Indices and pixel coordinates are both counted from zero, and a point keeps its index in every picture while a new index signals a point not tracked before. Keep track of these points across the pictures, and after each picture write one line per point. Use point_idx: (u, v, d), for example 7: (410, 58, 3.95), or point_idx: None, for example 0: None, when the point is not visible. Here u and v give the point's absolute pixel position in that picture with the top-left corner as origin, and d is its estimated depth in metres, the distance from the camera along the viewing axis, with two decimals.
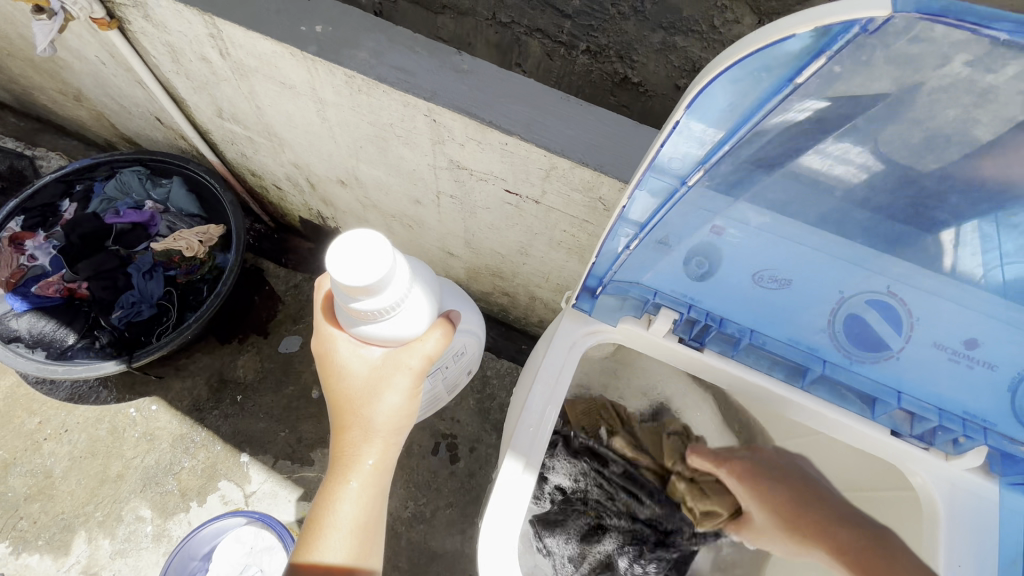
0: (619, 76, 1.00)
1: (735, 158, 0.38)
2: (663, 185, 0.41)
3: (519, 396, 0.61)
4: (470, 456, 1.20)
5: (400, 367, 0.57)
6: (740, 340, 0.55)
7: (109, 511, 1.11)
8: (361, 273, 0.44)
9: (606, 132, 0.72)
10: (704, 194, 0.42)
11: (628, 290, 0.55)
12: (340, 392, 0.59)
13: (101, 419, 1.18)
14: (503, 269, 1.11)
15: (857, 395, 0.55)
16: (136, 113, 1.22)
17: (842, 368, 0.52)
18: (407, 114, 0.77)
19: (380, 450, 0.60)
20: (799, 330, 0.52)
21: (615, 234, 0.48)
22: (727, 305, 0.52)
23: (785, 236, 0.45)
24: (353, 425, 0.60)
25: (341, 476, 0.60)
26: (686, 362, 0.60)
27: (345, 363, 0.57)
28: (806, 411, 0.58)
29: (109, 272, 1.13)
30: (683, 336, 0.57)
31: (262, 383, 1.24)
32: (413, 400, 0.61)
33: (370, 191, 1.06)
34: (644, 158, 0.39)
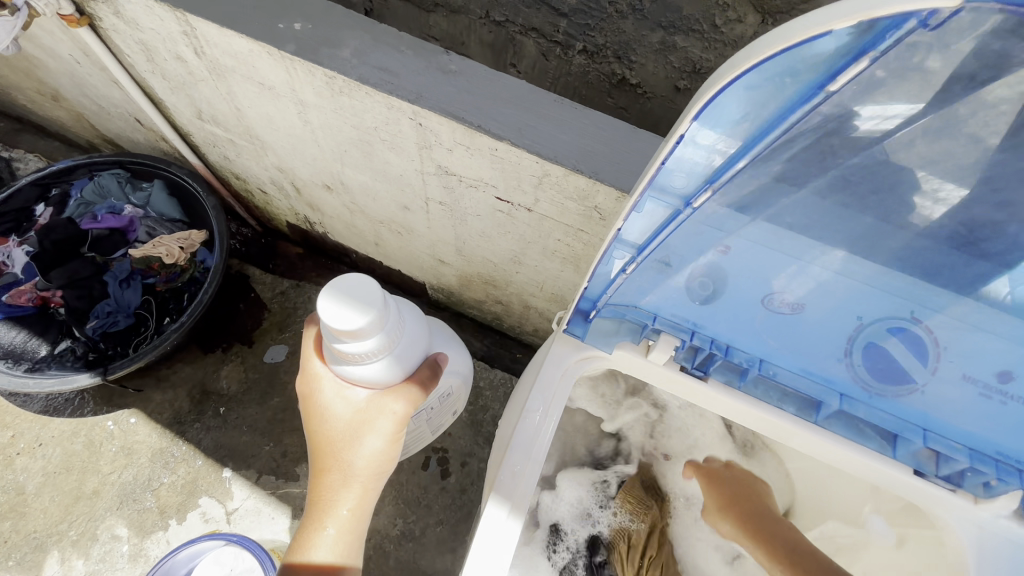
0: (617, 77, 0.97)
1: (749, 176, 0.35)
2: (664, 206, 0.37)
3: (508, 428, 0.57)
4: (462, 471, 1.15)
5: (384, 411, 0.53)
6: (748, 370, 0.50)
7: (84, 530, 1.06)
8: (347, 315, 0.42)
9: (603, 138, 0.68)
10: (709, 213, 0.38)
11: (624, 313, 0.51)
12: (322, 432, 0.55)
13: (77, 432, 1.13)
14: (496, 278, 1.06)
15: (876, 430, 0.50)
16: (115, 114, 1.17)
17: (861, 402, 0.48)
18: (392, 118, 0.73)
19: (359, 495, 0.56)
20: (812, 361, 0.47)
21: (610, 256, 0.43)
22: (733, 332, 0.48)
23: (798, 258, 0.40)
24: (332, 468, 0.55)
25: (317, 521, 0.55)
26: (690, 391, 0.56)
27: (329, 403, 0.53)
28: (818, 442, 0.54)
29: (84, 280, 1.08)
30: (685, 364, 0.53)
31: (246, 395, 1.19)
32: (395, 444, 0.57)
33: (357, 197, 1.01)
34: (644, 175, 0.34)
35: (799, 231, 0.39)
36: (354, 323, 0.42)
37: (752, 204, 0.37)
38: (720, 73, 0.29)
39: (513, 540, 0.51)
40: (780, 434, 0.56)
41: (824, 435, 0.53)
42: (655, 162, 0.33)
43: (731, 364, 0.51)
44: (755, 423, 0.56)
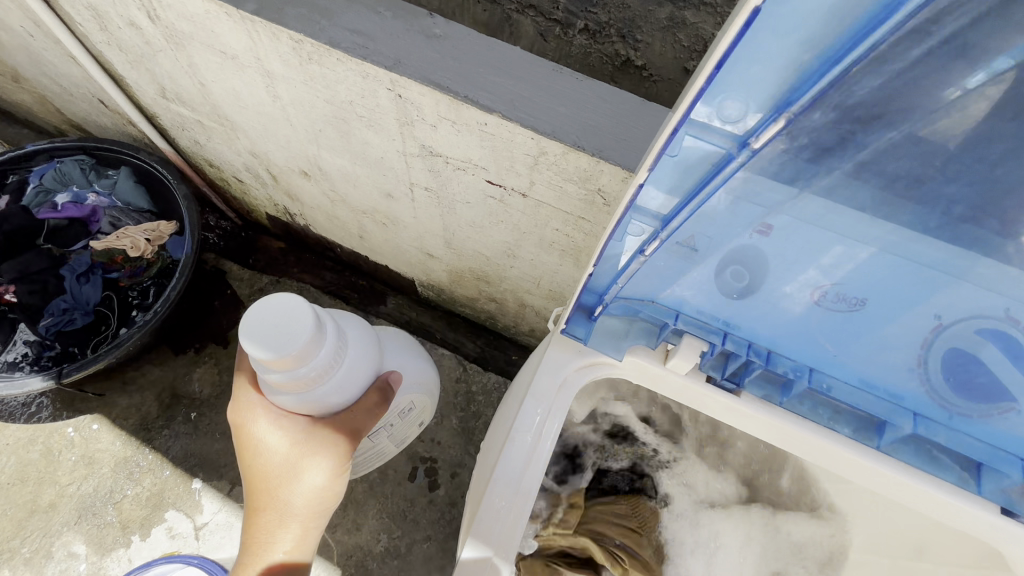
0: (621, 58, 0.87)
1: (830, 108, 0.26)
2: (709, 149, 0.28)
3: (493, 451, 0.48)
4: (452, 482, 1.07)
5: (323, 445, 0.45)
6: (794, 382, 0.43)
7: (38, 547, 0.98)
8: (268, 332, 0.36)
9: (608, 111, 0.59)
10: (763, 169, 0.29)
11: (638, 310, 0.42)
12: (255, 465, 0.47)
13: (34, 440, 1.05)
14: (489, 274, 0.98)
15: (955, 458, 0.43)
16: (77, 95, 1.08)
17: (940, 426, 0.40)
18: (367, 89, 0.64)
19: (298, 535, 0.48)
20: (877, 372, 0.39)
21: (623, 232, 0.35)
22: (777, 333, 0.40)
23: (872, 241, 0.31)
24: (266, 507, 0.47)
25: (247, 567, 0.47)
26: (715, 409, 0.47)
27: (260, 434, 0.45)
28: (876, 477, 0.45)
29: (38, 274, 0.98)
30: (713, 375, 0.46)
31: (220, 399, 1.10)
32: (342, 479, 0.48)
33: (337, 184, 0.92)
34: (688, 92, 0.25)
35: (878, 206, 0.30)
36: (268, 345, 0.35)
37: (807, 173, 0.29)
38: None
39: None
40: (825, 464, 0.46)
41: (896, 469, 0.43)
42: (712, 58, 0.23)
43: (771, 374, 0.44)
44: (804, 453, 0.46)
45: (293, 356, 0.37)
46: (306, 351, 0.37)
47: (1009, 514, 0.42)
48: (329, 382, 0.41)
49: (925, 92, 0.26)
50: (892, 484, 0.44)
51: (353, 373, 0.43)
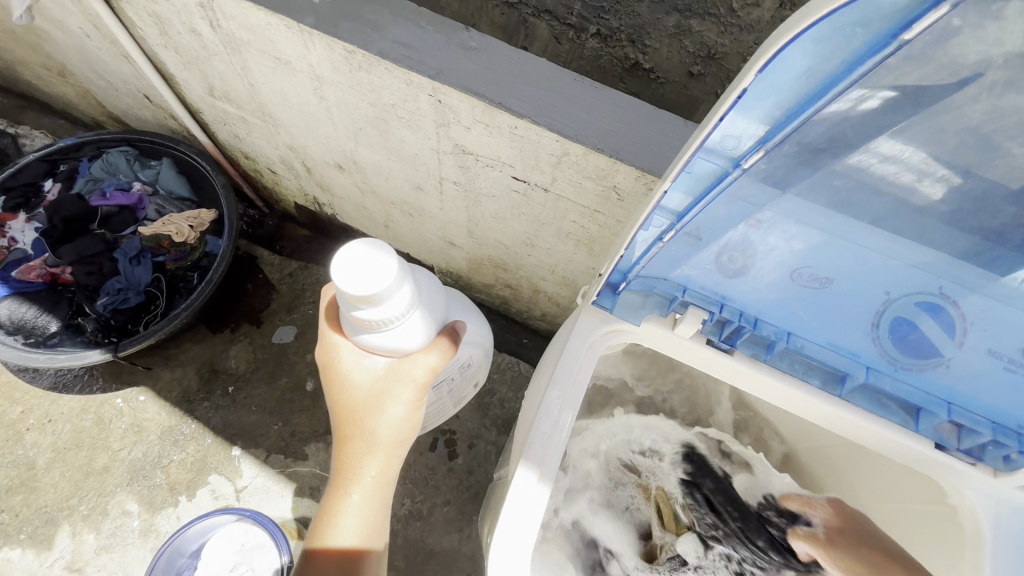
0: (630, 61, 0.95)
1: (799, 140, 0.34)
2: (712, 167, 0.36)
3: (534, 399, 0.58)
4: (469, 452, 1.16)
5: (403, 378, 0.54)
6: (775, 343, 0.51)
7: (94, 505, 1.07)
8: (356, 276, 0.41)
9: (623, 117, 0.68)
10: (749, 181, 0.37)
11: (653, 286, 0.51)
12: (343, 401, 0.56)
13: (86, 409, 1.14)
14: (507, 262, 1.07)
15: (900, 404, 0.52)
16: (123, 90, 1.16)
17: (887, 375, 0.49)
18: (410, 94, 0.73)
19: (383, 462, 0.57)
20: (841, 334, 0.48)
21: (646, 225, 0.43)
22: (763, 304, 0.48)
23: (835, 232, 0.41)
24: (354, 436, 0.56)
25: (341, 490, 0.57)
26: (713, 365, 0.57)
27: (348, 374, 0.54)
28: (838, 418, 0.55)
29: (94, 257, 1.08)
30: (712, 337, 0.54)
31: (255, 374, 1.19)
32: (417, 413, 0.57)
33: (369, 177, 1.01)
34: (693, 140, 0.34)
35: (834, 206, 0.39)
36: (351, 290, 0.41)
37: (785, 180, 0.38)
38: (792, 21, 0.28)
39: (541, 508, 0.52)
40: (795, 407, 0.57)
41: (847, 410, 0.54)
42: (715, 115, 0.32)
43: (758, 337, 0.52)
44: (777, 397, 0.56)
45: (371, 304, 0.43)
46: (384, 301, 0.44)
47: (940, 447, 0.53)
48: (405, 316, 0.47)
49: (872, 128, 0.34)
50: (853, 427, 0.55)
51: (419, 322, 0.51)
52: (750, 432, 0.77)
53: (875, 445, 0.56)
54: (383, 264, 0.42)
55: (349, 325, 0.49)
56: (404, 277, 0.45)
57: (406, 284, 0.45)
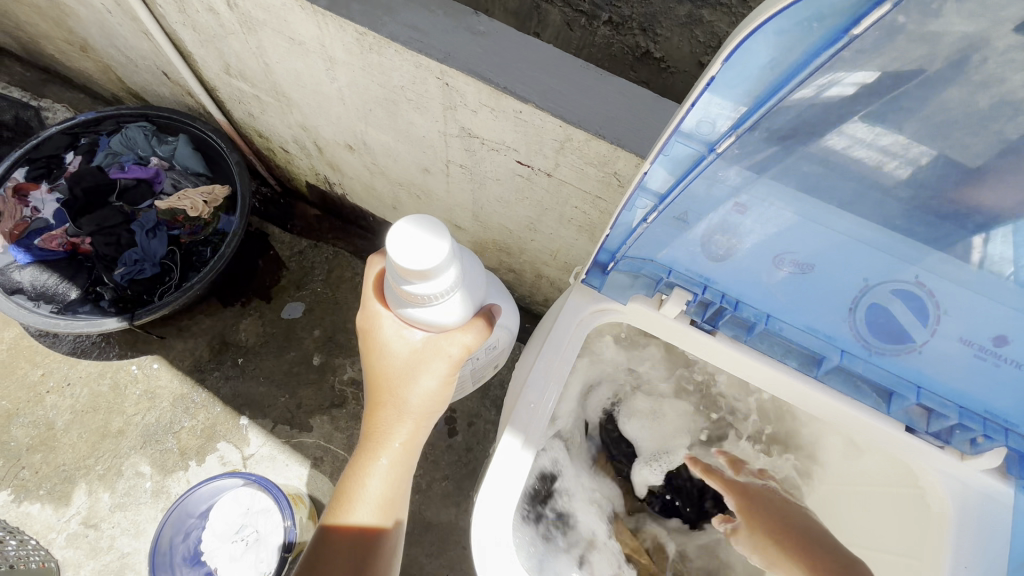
0: (641, 50, 0.96)
1: (769, 127, 0.36)
2: (689, 151, 0.38)
3: (522, 369, 0.61)
4: (469, 430, 1.20)
5: (439, 354, 0.58)
6: (754, 325, 0.54)
7: (109, 465, 1.12)
8: (411, 247, 0.44)
9: (626, 105, 0.69)
10: (723, 166, 0.39)
11: (641, 267, 0.53)
12: (380, 367, 0.61)
13: (103, 374, 1.19)
14: (511, 246, 1.08)
15: (873, 388, 0.54)
16: (143, 66, 1.19)
17: (860, 358, 0.51)
18: (419, 77, 0.74)
19: (411, 429, 0.64)
20: (817, 318, 0.50)
21: (632, 206, 0.45)
22: (743, 287, 0.51)
23: (812, 219, 0.42)
24: (388, 402, 0.63)
25: (372, 451, 0.63)
26: (694, 344, 0.60)
27: (387, 342, 0.59)
28: (816, 399, 0.58)
29: (112, 228, 1.12)
30: (695, 318, 0.57)
31: (264, 347, 1.23)
32: (448, 387, 0.62)
33: (379, 158, 1.03)
34: (669, 124, 0.36)
35: (804, 191, 0.41)
36: (403, 260, 0.44)
37: (759, 165, 0.39)
38: (756, 13, 0.30)
39: (525, 470, 0.56)
40: (774, 387, 0.59)
41: (822, 390, 0.57)
42: (686, 103, 0.35)
43: (739, 318, 0.55)
44: (753, 377, 0.60)
45: (420, 278, 0.46)
46: (433, 277, 0.46)
47: (910, 430, 0.56)
48: (450, 294, 0.50)
49: (832, 115, 0.35)
50: (829, 408, 0.58)
51: (460, 303, 0.53)
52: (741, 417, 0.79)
53: (848, 425, 0.58)
54: (438, 241, 0.45)
55: (395, 294, 0.52)
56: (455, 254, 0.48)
57: (456, 262, 0.48)
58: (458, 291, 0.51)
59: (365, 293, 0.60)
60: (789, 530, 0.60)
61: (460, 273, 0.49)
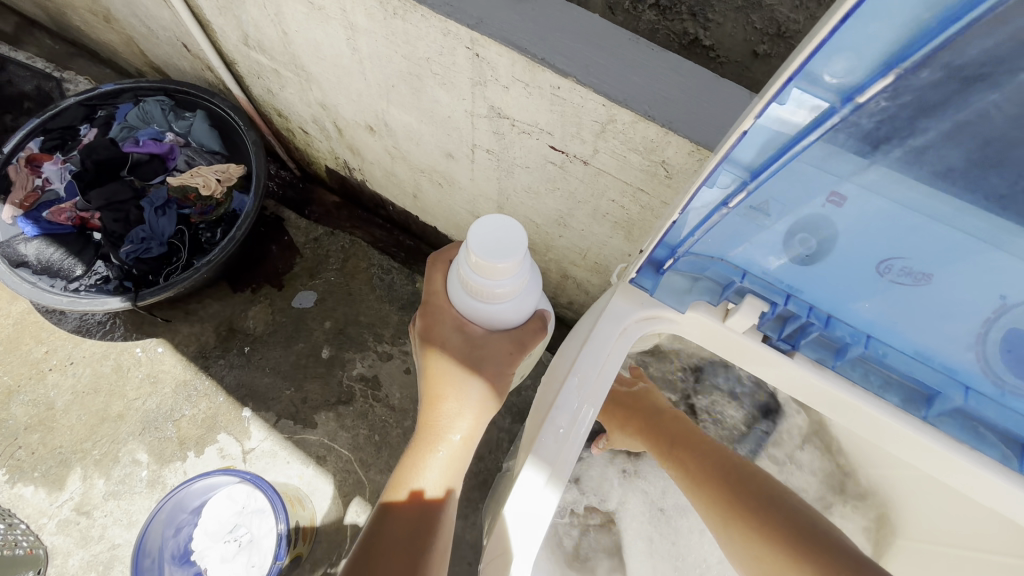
0: (689, 37, 0.84)
1: (942, 63, 0.27)
2: (812, 104, 0.30)
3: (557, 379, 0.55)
4: (481, 438, 1.12)
5: (504, 344, 0.59)
6: (848, 347, 0.48)
7: (106, 451, 1.08)
8: (489, 241, 0.49)
9: (680, 84, 0.60)
10: (861, 127, 0.31)
11: (706, 266, 0.48)
12: (440, 357, 0.59)
13: (107, 355, 1.15)
14: (536, 242, 1.00)
15: (999, 435, 0.47)
16: (164, 38, 1.14)
17: (991, 401, 0.45)
18: (446, 46, 0.67)
19: (471, 423, 0.59)
20: (932, 344, 0.44)
21: (710, 184, 0.38)
22: (837, 296, 0.44)
23: (951, 206, 0.34)
24: (449, 393, 0.59)
25: (430, 442, 0.58)
26: (766, 364, 0.53)
27: (449, 331, 0.58)
28: (917, 446, 0.50)
29: (121, 204, 1.08)
30: (770, 335, 0.51)
31: (271, 337, 1.18)
32: (509, 382, 0.61)
33: (400, 141, 0.95)
34: (784, 68, 0.28)
35: (937, 179, 0.33)
36: (477, 247, 0.48)
37: (908, 127, 0.30)
38: None
39: (551, 505, 0.48)
40: (872, 433, 0.52)
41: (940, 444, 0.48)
42: (807, 48, 0.26)
43: (826, 338, 0.49)
44: (843, 414, 0.53)
45: (483, 270, 0.50)
46: (496, 275, 0.50)
47: None
48: (501, 300, 0.54)
49: None
50: (938, 462, 0.50)
51: (518, 306, 0.57)
52: None
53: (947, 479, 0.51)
54: (511, 245, 0.49)
55: (457, 283, 0.56)
56: (521, 266, 0.52)
57: (518, 274, 0.52)
58: (520, 293, 0.55)
59: (426, 287, 0.61)
60: (628, 422, 0.77)
61: (515, 287, 0.53)
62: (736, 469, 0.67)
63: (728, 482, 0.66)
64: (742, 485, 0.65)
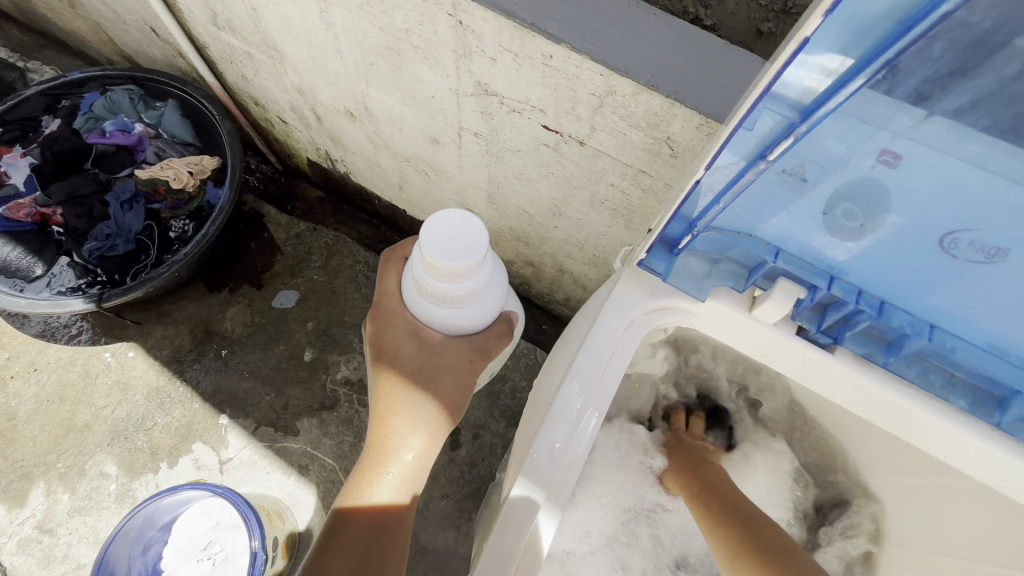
0: (688, 15, 0.72)
1: None
2: (890, 15, 0.25)
3: (557, 374, 0.50)
4: (473, 443, 1.05)
5: (460, 352, 0.56)
6: (902, 339, 0.44)
7: (72, 463, 1.01)
8: (444, 238, 0.45)
9: (686, 51, 0.53)
10: (972, 28, 0.25)
11: (734, 245, 0.43)
12: (391, 369, 0.56)
13: (73, 361, 1.07)
14: (530, 234, 0.94)
15: None
16: (131, 22, 1.07)
17: None
18: (427, 14, 0.60)
19: (426, 439, 0.56)
20: (1004, 333, 0.39)
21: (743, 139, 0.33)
22: (890, 277, 0.40)
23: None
24: (401, 409, 0.56)
25: (380, 463, 0.55)
26: (800, 362, 0.49)
27: (402, 342, 0.55)
28: (980, 454, 0.45)
29: (85, 199, 1.02)
30: (806, 326, 0.47)
31: (250, 339, 1.11)
32: (466, 393, 0.58)
33: (382, 126, 0.89)
34: None
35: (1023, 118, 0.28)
36: (431, 245, 0.45)
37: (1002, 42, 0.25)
38: None
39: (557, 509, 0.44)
40: (936, 446, 0.47)
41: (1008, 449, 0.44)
42: None
43: (876, 331, 0.45)
44: (901, 424, 0.48)
45: (438, 271, 0.46)
46: (451, 277, 0.47)
47: None
48: (461, 304, 0.51)
49: None
50: (996, 468, 0.45)
51: (480, 312, 0.53)
52: None
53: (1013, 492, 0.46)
54: (467, 243, 0.45)
55: (413, 286, 0.52)
56: (481, 269, 0.48)
57: (478, 277, 0.48)
58: (481, 297, 0.52)
59: (378, 293, 0.57)
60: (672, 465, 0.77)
61: (475, 292, 0.50)
62: (752, 513, 0.64)
63: (735, 515, 0.64)
64: (757, 526, 0.62)
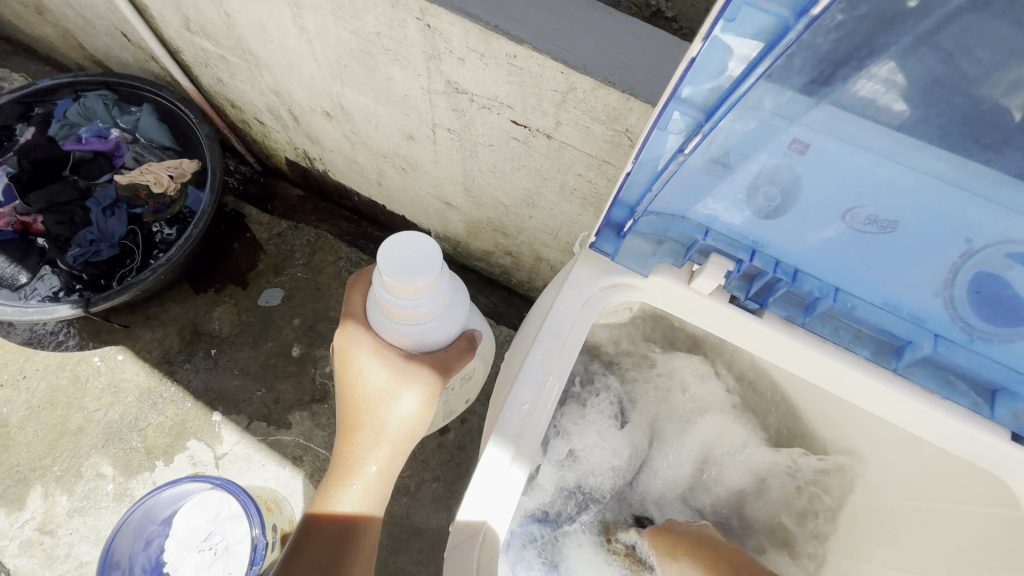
0: (649, 7, 0.74)
1: None
2: (766, 25, 0.30)
3: (518, 356, 0.54)
4: (461, 427, 1.10)
5: (420, 373, 0.58)
6: (817, 301, 0.49)
7: (68, 466, 1.03)
8: (401, 259, 0.48)
9: (638, 48, 0.58)
10: (817, 49, 0.31)
11: (670, 226, 0.48)
12: (355, 388, 0.60)
13: (62, 367, 1.09)
14: (507, 225, 0.97)
15: (969, 383, 0.49)
16: (101, 28, 1.08)
17: (961, 347, 0.46)
18: (397, 19, 0.64)
19: (388, 453, 0.61)
20: (899, 294, 0.45)
21: (666, 130, 0.38)
22: (803, 250, 0.45)
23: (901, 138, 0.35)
24: (364, 425, 0.60)
25: (345, 475, 0.60)
26: (734, 329, 0.54)
27: (364, 364, 0.58)
28: (889, 401, 0.51)
29: (65, 205, 1.02)
30: (738, 295, 0.52)
31: (239, 338, 1.13)
32: (428, 410, 0.61)
33: (359, 125, 0.91)
34: None
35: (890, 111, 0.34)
36: (389, 267, 0.47)
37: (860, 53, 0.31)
38: None
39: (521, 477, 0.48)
40: (847, 392, 0.53)
41: (909, 392, 0.50)
42: None
43: (794, 295, 0.50)
44: (823, 378, 0.53)
45: (398, 290, 0.49)
46: (410, 294, 0.49)
47: (1017, 438, 0.49)
48: (425, 318, 0.54)
49: None
50: (903, 411, 0.51)
51: (443, 324, 0.57)
52: (781, 418, 0.73)
53: (920, 430, 0.52)
54: (423, 262, 0.48)
55: (376, 306, 0.55)
56: (438, 285, 0.51)
57: (436, 293, 0.51)
58: (442, 312, 0.55)
59: (345, 313, 0.60)
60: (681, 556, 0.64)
61: (435, 306, 0.53)
62: None
63: None
64: None
